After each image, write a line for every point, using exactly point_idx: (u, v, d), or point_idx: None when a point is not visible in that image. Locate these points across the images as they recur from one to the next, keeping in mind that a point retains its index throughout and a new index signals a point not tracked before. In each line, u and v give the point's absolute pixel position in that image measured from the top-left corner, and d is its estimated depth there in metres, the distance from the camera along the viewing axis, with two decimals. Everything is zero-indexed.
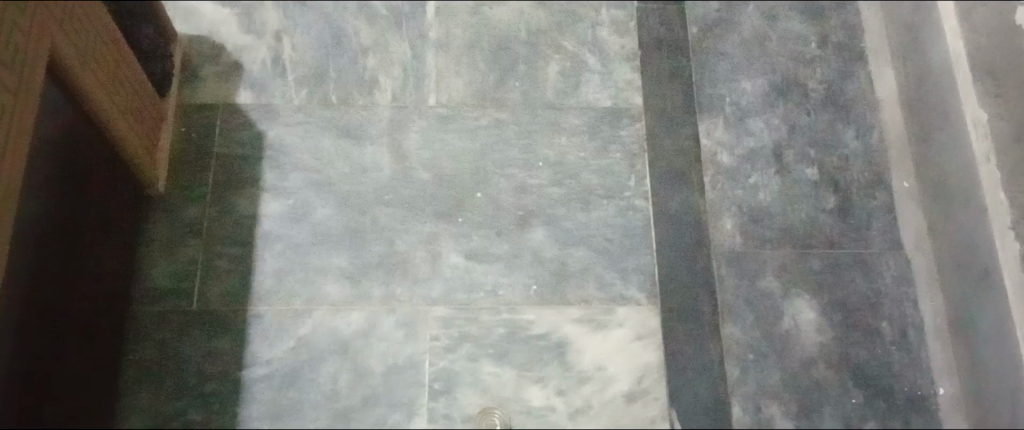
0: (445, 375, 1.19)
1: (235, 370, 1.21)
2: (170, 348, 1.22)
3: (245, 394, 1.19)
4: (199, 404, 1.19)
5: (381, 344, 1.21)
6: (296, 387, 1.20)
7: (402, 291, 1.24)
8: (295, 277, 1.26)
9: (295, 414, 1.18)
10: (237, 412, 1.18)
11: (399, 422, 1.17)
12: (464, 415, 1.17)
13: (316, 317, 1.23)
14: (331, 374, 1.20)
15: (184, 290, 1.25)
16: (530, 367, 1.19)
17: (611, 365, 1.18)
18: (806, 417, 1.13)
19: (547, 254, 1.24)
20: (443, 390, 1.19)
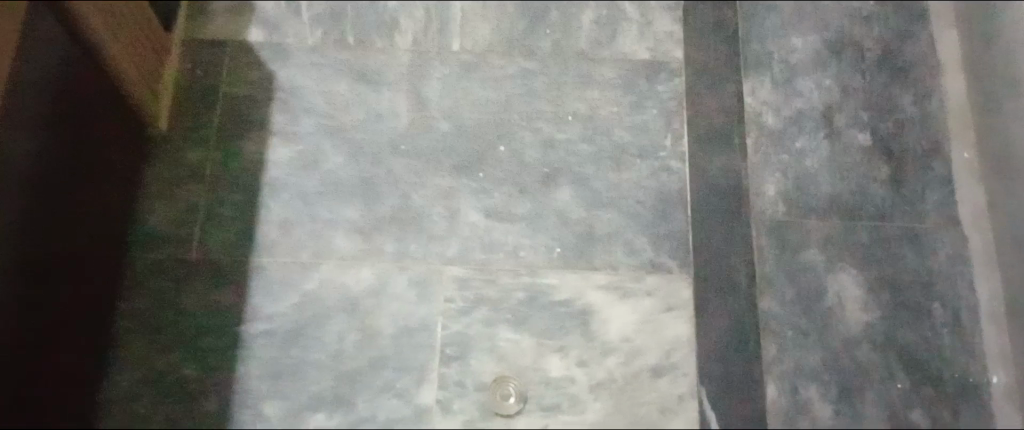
0: (459, 339, 1.12)
1: (233, 325, 1.13)
2: (166, 298, 1.15)
3: (243, 351, 1.12)
4: (195, 359, 1.12)
5: (392, 305, 1.14)
6: (299, 345, 1.12)
7: (415, 248, 1.16)
8: (302, 228, 1.18)
9: (297, 374, 1.11)
10: (234, 370, 1.11)
11: (407, 387, 1.10)
12: (477, 383, 1.10)
13: (323, 271, 1.16)
14: (338, 333, 1.13)
15: (183, 238, 1.18)
16: (550, 334, 1.11)
17: (637, 338, 1.10)
18: (847, 401, 1.04)
19: (573, 216, 1.16)
20: (456, 355, 1.11)
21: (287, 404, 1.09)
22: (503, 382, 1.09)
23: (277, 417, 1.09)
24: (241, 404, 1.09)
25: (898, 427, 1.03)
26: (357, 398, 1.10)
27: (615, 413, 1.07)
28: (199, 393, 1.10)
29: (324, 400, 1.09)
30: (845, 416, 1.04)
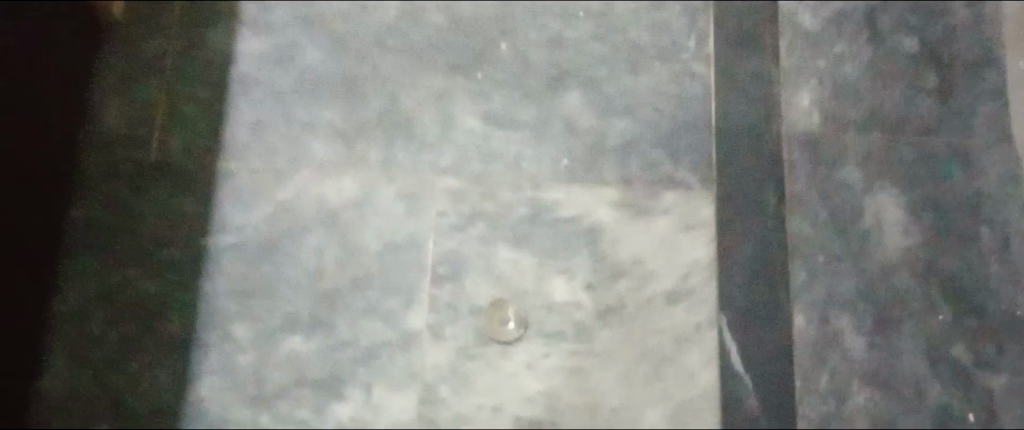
0: (453, 258, 1.01)
1: (198, 239, 1.02)
2: (123, 207, 1.02)
3: (209, 268, 1.01)
4: (156, 276, 1.01)
5: (377, 219, 1.02)
6: (272, 262, 1.02)
7: (403, 157, 1.04)
8: (276, 131, 1.04)
9: (269, 293, 1.01)
10: (200, 289, 1.01)
11: (394, 310, 1.00)
12: (473, 306, 0.99)
13: (299, 180, 1.03)
14: (316, 248, 1.02)
15: (141, 139, 1.04)
16: (555, 255, 1.00)
17: (651, 260, 0.99)
18: (880, 333, 0.95)
19: (582, 124, 1.03)
20: (449, 276, 1.00)
21: (258, 325, 1.00)
22: (501, 307, 0.99)
23: (248, 339, 1.00)
24: (207, 325, 1.00)
25: (935, 364, 0.94)
26: (338, 321, 1.00)
27: (622, 343, 0.97)
28: (162, 312, 1.00)
29: (300, 323, 1.00)
30: (879, 348, 0.94)
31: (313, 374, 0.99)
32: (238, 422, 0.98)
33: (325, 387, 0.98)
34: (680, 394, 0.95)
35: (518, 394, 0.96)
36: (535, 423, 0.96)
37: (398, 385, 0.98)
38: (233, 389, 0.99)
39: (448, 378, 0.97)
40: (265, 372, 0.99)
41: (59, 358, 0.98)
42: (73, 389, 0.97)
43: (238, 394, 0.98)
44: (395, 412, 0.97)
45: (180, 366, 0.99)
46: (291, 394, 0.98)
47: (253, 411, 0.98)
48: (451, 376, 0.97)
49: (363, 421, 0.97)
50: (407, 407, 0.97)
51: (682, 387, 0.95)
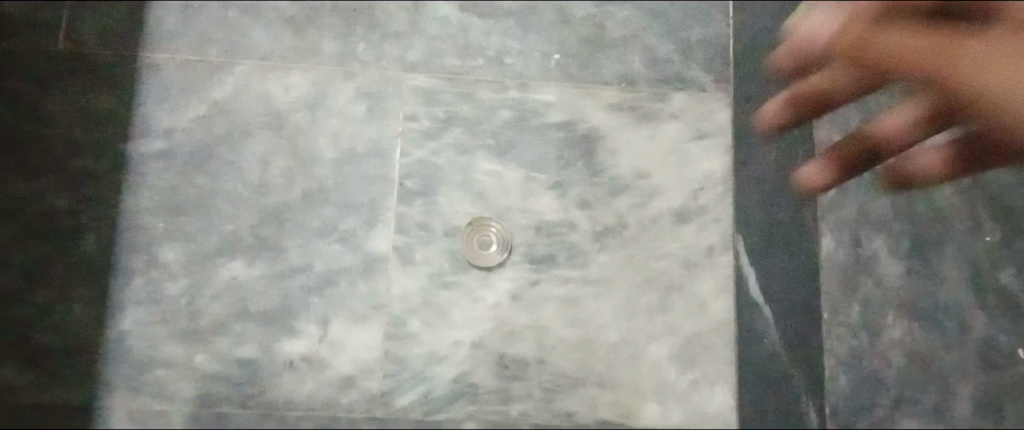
0: (424, 170, 0.86)
1: (117, 144, 0.87)
2: (25, 106, 0.86)
3: (131, 177, 0.86)
4: (66, 187, 0.85)
5: (334, 122, 0.88)
6: (207, 172, 0.86)
7: (364, 50, 0.89)
8: (210, 17, 0.90)
9: (205, 208, 0.86)
10: (120, 201, 0.85)
11: (355, 230, 0.85)
12: (448, 227, 0.84)
13: (239, 75, 0.88)
14: (259, 157, 0.87)
15: (47, 25, 0.88)
16: (544, 167, 0.86)
17: (656, 173, 0.85)
18: (919, 258, 0.82)
19: (577, 13, 0.90)
20: (419, 191, 0.86)
21: (191, 248, 0.85)
22: (482, 225, 0.84)
23: (179, 264, 0.85)
24: (130, 246, 0.85)
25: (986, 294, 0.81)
26: (286, 243, 0.85)
27: (623, 268, 0.83)
28: (73, 229, 0.84)
29: (242, 244, 0.85)
30: (917, 275, 0.82)
31: (258, 305, 0.84)
32: (170, 361, 0.83)
33: (274, 320, 0.83)
34: (689, 327, 0.82)
35: (501, 328, 0.82)
36: (521, 362, 0.81)
37: (360, 318, 0.83)
38: (163, 323, 0.83)
39: (419, 310, 0.83)
40: (201, 303, 0.84)
41: None
42: None
43: (168, 329, 0.83)
44: (355, 350, 0.83)
45: (96, 294, 0.83)
46: (232, 328, 0.83)
47: (187, 348, 0.83)
48: (423, 307, 0.83)
49: (318, 360, 0.83)
50: (371, 343, 0.83)
51: (689, 319, 0.82)
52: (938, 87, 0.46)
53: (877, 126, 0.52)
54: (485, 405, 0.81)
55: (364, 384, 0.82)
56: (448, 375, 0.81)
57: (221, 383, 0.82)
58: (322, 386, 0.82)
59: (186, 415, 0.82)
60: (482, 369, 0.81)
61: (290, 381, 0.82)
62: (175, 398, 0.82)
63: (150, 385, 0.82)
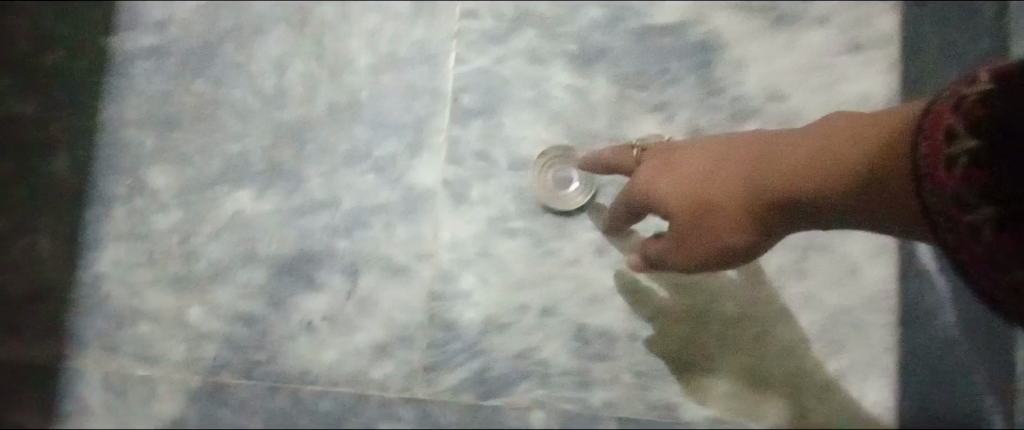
0: (486, 82, 0.67)
1: (96, 38, 0.68)
2: None
3: (112, 81, 0.68)
4: (29, 90, 0.67)
5: (371, 17, 0.68)
6: (209, 77, 0.68)
7: None
8: None
9: (205, 122, 0.67)
10: (98, 111, 0.67)
11: (394, 157, 0.66)
12: (515, 157, 0.66)
13: None
14: (276, 60, 0.68)
15: None
16: (643, 82, 0.66)
17: (794, 94, 0.65)
18: None
19: None
20: (477, 109, 0.66)
21: (186, 172, 0.67)
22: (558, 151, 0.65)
23: (170, 192, 0.66)
24: (111, 166, 0.67)
25: None
26: (306, 170, 0.66)
27: None
28: (38, 145, 0.66)
29: (250, 170, 0.66)
30: None
31: (268, 249, 0.65)
32: (156, 315, 0.65)
33: (288, 268, 0.65)
34: (831, 300, 0.62)
35: (581, 290, 0.63)
36: (606, 336, 0.63)
37: (399, 270, 0.65)
38: (148, 265, 0.65)
39: (473, 262, 0.64)
40: (197, 242, 0.66)
41: None
42: None
43: (154, 275, 0.65)
44: (391, 311, 0.64)
45: (65, 228, 0.66)
46: (236, 277, 0.65)
47: (178, 299, 0.65)
48: (479, 259, 0.64)
49: (343, 322, 0.64)
50: (411, 303, 0.64)
51: (833, 290, 0.62)
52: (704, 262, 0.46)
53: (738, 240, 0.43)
54: (557, 389, 0.63)
55: (402, 355, 0.64)
56: (510, 350, 0.63)
57: (218, 346, 0.64)
58: (347, 355, 0.64)
59: (175, 383, 0.64)
60: (554, 342, 0.63)
61: (307, 347, 0.64)
62: (161, 361, 0.64)
63: (131, 343, 0.64)
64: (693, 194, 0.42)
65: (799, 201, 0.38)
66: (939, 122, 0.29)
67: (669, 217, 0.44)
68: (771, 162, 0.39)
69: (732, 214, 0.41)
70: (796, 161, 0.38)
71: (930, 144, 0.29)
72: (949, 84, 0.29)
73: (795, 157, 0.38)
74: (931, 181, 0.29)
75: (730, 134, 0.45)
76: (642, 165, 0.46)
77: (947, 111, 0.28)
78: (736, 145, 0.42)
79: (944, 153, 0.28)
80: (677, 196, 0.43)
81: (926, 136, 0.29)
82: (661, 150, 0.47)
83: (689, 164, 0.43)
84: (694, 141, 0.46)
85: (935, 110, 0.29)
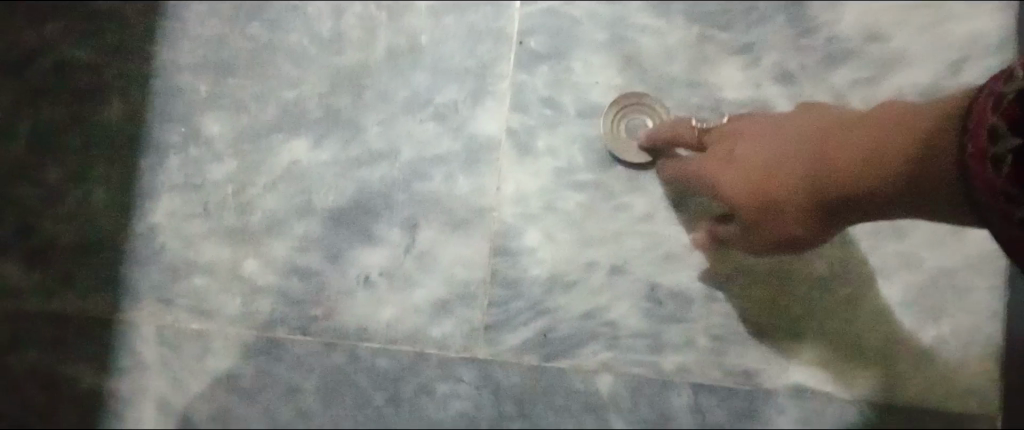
0: (555, 23, 0.62)
1: None
2: None
3: (165, 25, 0.65)
4: (83, 35, 0.65)
5: None
6: (264, 20, 0.65)
7: None
8: None
9: (260, 68, 0.64)
10: (150, 56, 0.65)
11: (456, 104, 0.62)
12: (584, 104, 0.61)
13: None
14: (334, 2, 0.64)
15: None
16: (725, 22, 0.61)
17: (894, 34, 0.60)
18: None
19: None
20: (544, 53, 0.62)
21: (241, 119, 0.64)
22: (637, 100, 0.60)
23: (224, 141, 0.64)
24: (163, 114, 0.64)
25: None
26: (364, 118, 0.63)
27: None
28: (92, 91, 0.64)
29: (307, 117, 0.63)
30: None
31: (325, 201, 0.63)
32: (211, 268, 0.63)
33: (346, 220, 0.62)
34: (932, 260, 0.57)
35: (653, 248, 0.60)
36: (679, 296, 0.59)
37: (460, 224, 0.61)
38: (203, 216, 0.63)
39: (539, 216, 0.61)
40: (252, 193, 0.63)
41: None
42: None
43: (209, 227, 0.63)
44: (452, 267, 0.61)
45: (119, 178, 0.64)
46: (292, 229, 0.63)
47: (233, 252, 0.63)
48: (545, 213, 0.61)
49: (402, 277, 0.61)
50: (472, 259, 0.61)
51: (935, 249, 0.57)
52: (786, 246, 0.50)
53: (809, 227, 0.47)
54: (626, 352, 0.59)
55: (463, 314, 0.61)
56: (577, 310, 0.60)
57: (274, 301, 0.62)
58: (406, 312, 0.61)
59: (229, 338, 0.62)
60: (624, 303, 0.59)
61: (364, 303, 0.62)
62: (216, 316, 0.62)
63: (186, 296, 0.63)
64: (768, 190, 0.47)
65: (861, 194, 0.41)
66: (982, 124, 0.29)
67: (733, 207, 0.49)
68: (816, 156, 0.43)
69: (792, 204, 0.46)
70: (832, 156, 0.42)
71: (976, 145, 0.29)
72: (990, 83, 0.30)
73: (848, 156, 0.41)
74: (982, 183, 0.29)
75: (801, 123, 0.47)
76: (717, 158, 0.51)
77: (989, 111, 0.29)
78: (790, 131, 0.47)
79: (988, 152, 0.28)
80: (745, 190, 0.48)
81: (974, 139, 0.29)
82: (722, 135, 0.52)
83: (752, 159, 0.48)
84: (759, 128, 0.50)
85: (977, 111, 0.30)
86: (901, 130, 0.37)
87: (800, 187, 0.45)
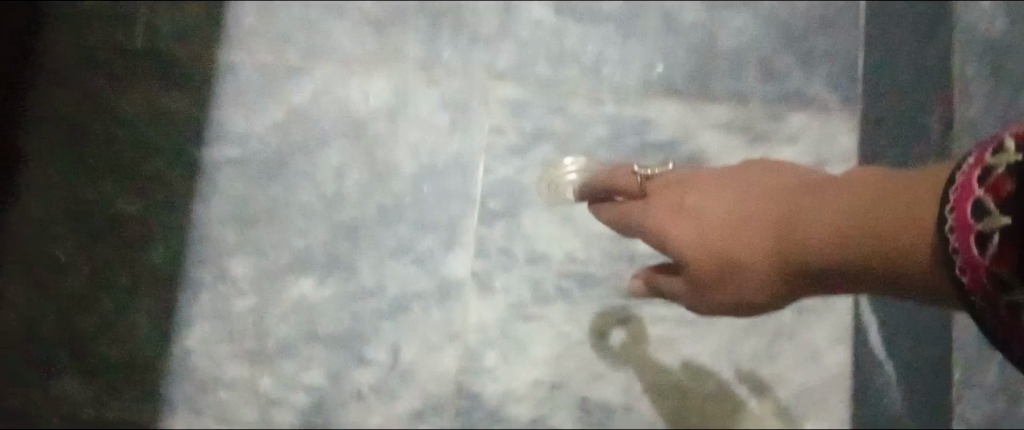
0: (509, 189, 0.80)
1: (191, 148, 0.81)
2: (98, 102, 0.81)
3: (202, 184, 0.81)
4: (134, 192, 0.80)
5: (415, 132, 0.81)
6: (280, 183, 0.81)
7: (450, 55, 0.82)
8: (291, 15, 0.83)
9: (276, 221, 0.80)
10: (190, 210, 0.80)
11: (431, 251, 0.79)
12: (531, 253, 0.79)
13: (318, 79, 0.82)
14: (335, 169, 0.81)
15: (126, 19, 0.82)
16: None
17: None
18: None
19: (685, 18, 0.83)
20: (501, 212, 0.79)
21: (261, 263, 0.80)
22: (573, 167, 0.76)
23: (247, 281, 0.79)
24: (198, 258, 0.80)
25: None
26: (359, 261, 0.79)
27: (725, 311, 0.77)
28: (143, 241, 0.80)
29: (313, 262, 0.80)
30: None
31: (327, 329, 0.79)
32: (233, 383, 0.78)
33: (343, 345, 0.78)
34: (796, 380, 0.77)
35: (585, 367, 0.77)
36: (604, 407, 0.77)
37: (433, 347, 0.78)
38: (228, 342, 0.79)
39: (497, 342, 0.77)
40: (268, 323, 0.79)
41: (10, 291, 0.77)
42: (27, 329, 0.77)
43: (233, 349, 0.79)
44: (427, 383, 0.77)
45: (160, 311, 0.79)
46: (300, 352, 0.78)
47: (251, 370, 0.78)
48: (500, 340, 0.77)
49: (387, 390, 0.78)
50: (443, 376, 0.77)
51: (799, 371, 0.77)
52: (736, 310, 0.46)
53: (765, 295, 0.44)
54: None
55: (436, 420, 0.77)
56: (524, 417, 0.77)
57: (285, 410, 0.78)
58: (390, 419, 0.77)
59: None
60: (562, 412, 0.77)
61: (357, 412, 0.77)
62: (236, 423, 0.78)
63: (211, 407, 0.78)
64: (728, 250, 0.44)
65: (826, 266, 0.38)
66: (963, 199, 0.28)
67: (686, 264, 0.47)
68: (778, 217, 0.41)
69: (752, 270, 0.43)
70: (796, 217, 0.40)
71: (957, 218, 0.29)
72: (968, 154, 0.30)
73: (813, 221, 0.38)
74: (961, 257, 0.29)
75: (767, 183, 0.45)
76: (676, 213, 0.49)
77: (974, 184, 0.28)
78: (737, 182, 0.47)
79: (975, 229, 0.28)
80: (703, 248, 0.45)
81: (951, 210, 0.29)
82: (678, 188, 0.51)
83: (712, 217, 0.46)
84: (718, 181, 0.48)
85: (959, 178, 0.29)
86: (869, 193, 0.35)
87: (759, 249, 0.42)
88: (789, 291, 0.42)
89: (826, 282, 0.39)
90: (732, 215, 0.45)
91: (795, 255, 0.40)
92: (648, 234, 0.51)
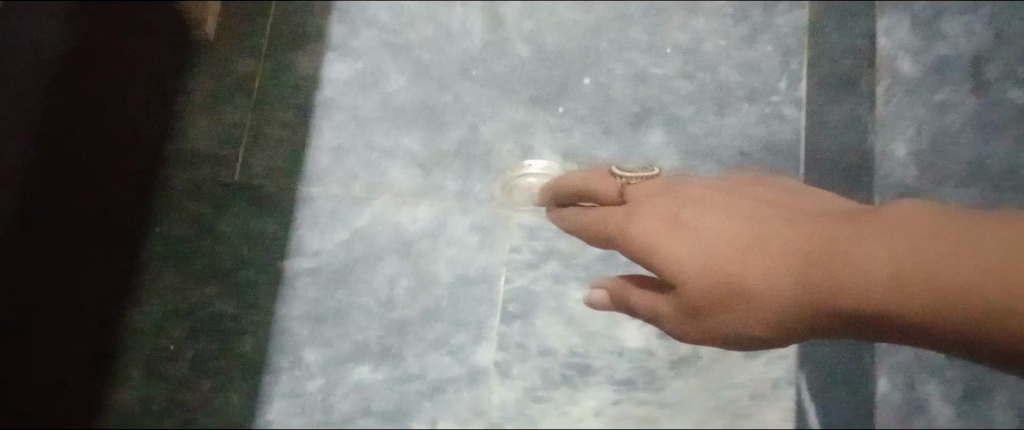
0: (525, 295, 1.01)
1: (276, 261, 1.03)
2: (204, 224, 1.03)
3: (284, 289, 1.02)
4: (230, 294, 1.02)
5: (451, 249, 1.02)
6: (345, 289, 1.02)
7: (480, 189, 1.04)
8: (356, 157, 1.06)
9: (341, 320, 1.01)
10: (274, 309, 1.02)
11: (463, 345, 1.01)
12: (541, 346, 1.00)
13: (377, 207, 1.04)
14: (389, 277, 1.02)
15: (228, 160, 1.05)
16: None
17: None
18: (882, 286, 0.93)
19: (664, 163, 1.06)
20: (519, 314, 1.01)
21: (328, 351, 1.01)
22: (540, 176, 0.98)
23: (318, 366, 1.00)
24: (280, 349, 1.01)
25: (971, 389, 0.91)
26: (406, 352, 1.00)
27: (695, 395, 0.99)
28: (236, 333, 1.01)
29: (369, 351, 1.00)
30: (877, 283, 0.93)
31: (380, 405, 0.99)
32: None
33: (392, 418, 0.99)
34: None
35: None
36: None
37: (464, 421, 0.99)
38: (301, 414, 0.99)
39: (514, 418, 0.99)
40: (332, 400, 0.99)
41: (133, 373, 0.99)
42: (145, 404, 0.98)
43: (305, 420, 0.99)
44: None
45: (247, 388, 1.00)
46: (358, 423, 0.99)
47: None
48: (517, 416, 0.99)
49: None
50: None
51: None
52: (729, 337, 0.45)
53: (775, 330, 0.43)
54: None
55: None
56: None
57: None
58: None
59: None
60: None
61: None
62: None
63: None
64: (752, 280, 0.41)
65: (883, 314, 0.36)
66: None
67: (697, 287, 0.44)
68: (819, 247, 0.39)
69: (772, 304, 0.41)
70: (846, 252, 0.37)
71: None
72: None
73: (874, 261, 0.36)
74: None
75: (790, 213, 0.43)
76: (678, 231, 0.46)
77: None
78: (751, 207, 0.45)
79: None
80: (723, 275, 0.43)
81: None
82: (679, 203, 0.48)
83: (731, 243, 0.43)
84: (728, 205, 0.46)
85: None
86: (971, 242, 0.33)
87: (788, 281, 0.40)
88: (805, 329, 0.41)
89: (867, 325, 0.38)
90: (754, 242, 0.42)
91: (840, 293, 0.37)
92: (637, 249, 0.48)
